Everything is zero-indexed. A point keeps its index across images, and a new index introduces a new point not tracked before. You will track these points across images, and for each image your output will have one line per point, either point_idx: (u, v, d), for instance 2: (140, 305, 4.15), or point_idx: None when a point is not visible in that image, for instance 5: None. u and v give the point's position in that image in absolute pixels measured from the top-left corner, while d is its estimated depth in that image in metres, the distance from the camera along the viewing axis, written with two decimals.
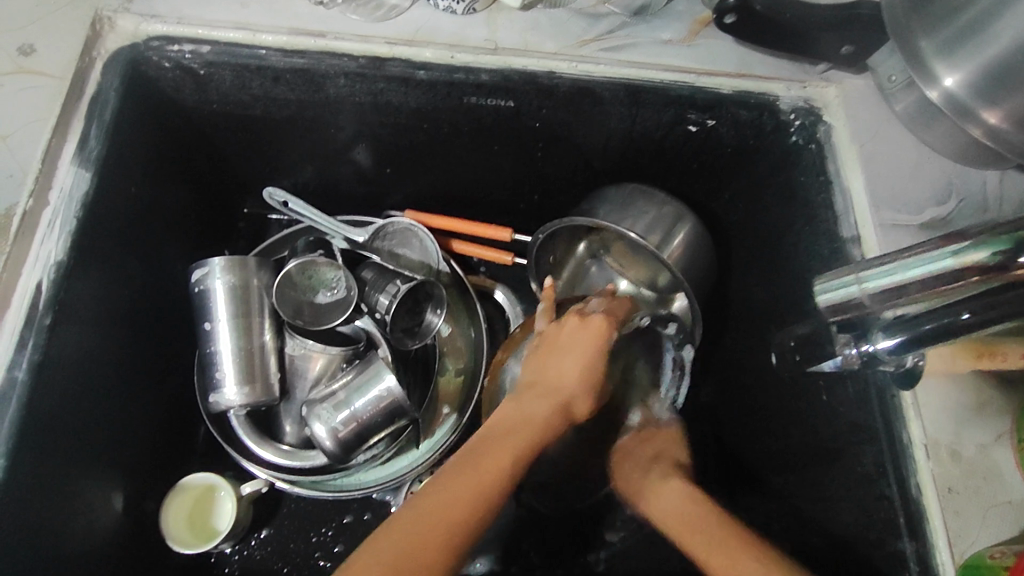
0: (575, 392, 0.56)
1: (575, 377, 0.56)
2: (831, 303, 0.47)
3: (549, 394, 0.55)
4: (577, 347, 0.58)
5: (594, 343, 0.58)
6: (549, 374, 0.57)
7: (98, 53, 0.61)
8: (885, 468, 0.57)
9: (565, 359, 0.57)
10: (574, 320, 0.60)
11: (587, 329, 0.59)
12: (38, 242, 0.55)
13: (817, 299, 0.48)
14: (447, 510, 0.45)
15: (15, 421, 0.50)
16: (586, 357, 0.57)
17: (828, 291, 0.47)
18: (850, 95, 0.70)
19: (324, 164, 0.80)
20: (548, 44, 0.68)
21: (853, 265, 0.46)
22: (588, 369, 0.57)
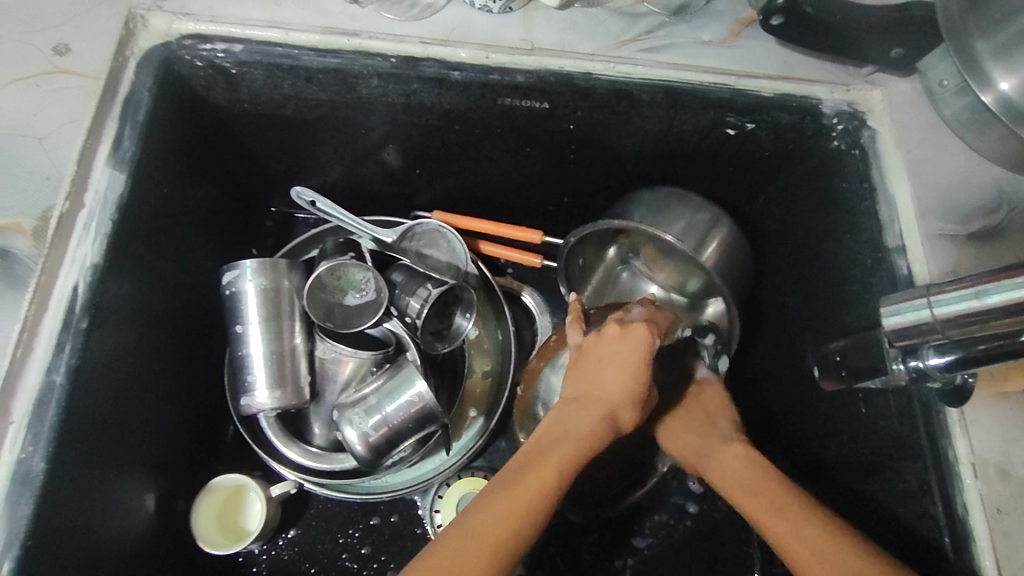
0: (621, 405, 0.55)
1: (618, 390, 0.55)
2: (896, 326, 0.47)
3: (594, 405, 0.55)
4: (617, 358, 0.56)
5: (638, 355, 0.55)
6: (591, 385, 0.56)
7: (131, 52, 0.61)
8: (930, 485, 0.56)
9: (606, 370, 0.56)
10: (616, 329, 0.57)
11: (630, 341, 0.56)
12: (74, 244, 0.54)
13: (884, 322, 0.48)
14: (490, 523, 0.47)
15: (53, 424, 0.50)
16: (627, 367, 0.55)
17: (896, 312, 0.47)
18: (896, 99, 0.68)
19: (353, 164, 0.79)
20: (586, 44, 0.66)
21: (925, 289, 0.46)
22: (633, 381, 0.55)
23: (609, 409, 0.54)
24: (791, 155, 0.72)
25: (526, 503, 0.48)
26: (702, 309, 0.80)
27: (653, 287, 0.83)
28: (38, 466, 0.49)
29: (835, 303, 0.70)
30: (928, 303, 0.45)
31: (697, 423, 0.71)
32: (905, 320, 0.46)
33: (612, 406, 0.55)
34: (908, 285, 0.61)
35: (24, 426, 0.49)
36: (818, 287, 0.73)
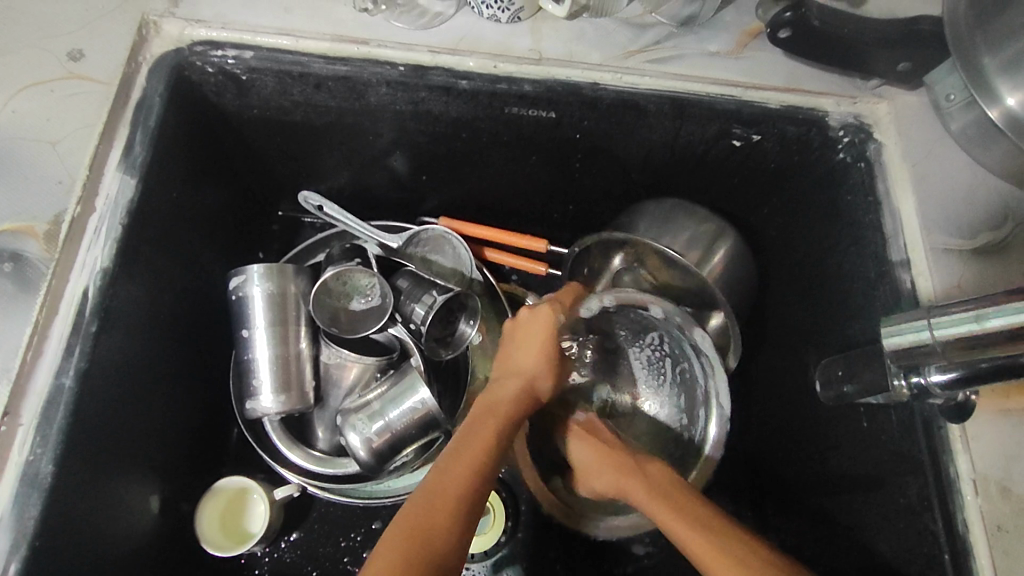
0: (534, 372, 0.63)
1: (532, 365, 0.63)
2: (897, 346, 0.50)
3: (512, 383, 0.63)
4: (526, 337, 0.64)
5: (546, 332, 0.64)
6: (507, 366, 0.64)
7: (144, 58, 0.62)
8: (931, 501, 0.56)
9: (517, 347, 0.64)
10: (523, 313, 0.65)
11: (537, 322, 0.64)
12: (85, 249, 0.55)
13: (886, 341, 0.51)
14: (444, 489, 0.50)
15: (61, 426, 0.50)
16: (535, 341, 0.64)
17: (897, 332, 0.50)
18: (902, 112, 0.68)
19: (360, 169, 0.80)
20: (593, 55, 0.66)
21: (927, 312, 0.48)
22: (544, 354, 0.63)
23: (525, 377, 0.63)
24: (797, 166, 0.72)
25: (460, 481, 0.51)
26: (704, 324, 0.80)
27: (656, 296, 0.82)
28: (47, 468, 0.49)
29: (839, 315, 0.70)
30: (929, 325, 0.47)
31: (615, 450, 0.65)
32: (906, 340, 0.49)
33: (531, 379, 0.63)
34: (912, 299, 0.61)
35: (34, 428, 0.50)
36: (822, 298, 0.73)
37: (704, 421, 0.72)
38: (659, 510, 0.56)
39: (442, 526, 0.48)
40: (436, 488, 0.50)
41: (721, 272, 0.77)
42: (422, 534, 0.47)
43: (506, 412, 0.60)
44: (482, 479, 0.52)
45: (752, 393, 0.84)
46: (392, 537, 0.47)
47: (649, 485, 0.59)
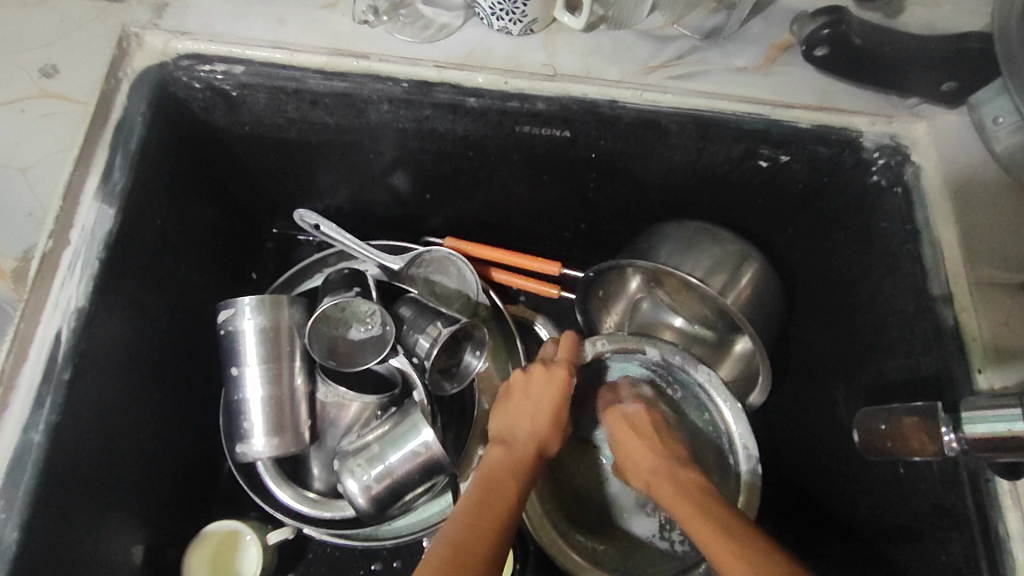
0: (546, 436, 0.60)
1: (546, 426, 0.60)
2: (982, 434, 0.45)
3: (526, 444, 0.59)
4: (540, 397, 0.60)
5: (562, 392, 0.61)
6: (517, 423, 0.60)
7: (124, 74, 0.57)
8: (978, 563, 0.51)
9: (527, 407, 0.60)
10: (541, 370, 0.61)
11: (553, 379, 0.61)
12: (58, 286, 0.50)
13: (963, 426, 0.45)
14: (471, 543, 0.48)
15: (29, 488, 0.46)
16: (550, 405, 0.60)
17: (981, 419, 0.45)
18: (942, 132, 0.63)
19: (360, 187, 0.75)
20: (612, 71, 0.61)
21: (1020, 400, 0.44)
22: (558, 415, 0.60)
23: (537, 440, 0.59)
24: (826, 188, 0.67)
25: (486, 538, 0.49)
26: (730, 347, 0.77)
27: (677, 319, 0.80)
28: (12, 535, 0.45)
29: (873, 350, 0.65)
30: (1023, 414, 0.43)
31: (656, 449, 0.64)
32: (995, 430, 0.44)
33: (544, 440, 0.60)
34: (956, 339, 0.56)
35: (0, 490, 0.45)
36: (854, 330, 0.68)
37: (733, 474, 0.66)
38: (684, 509, 0.55)
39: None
40: (462, 542, 0.48)
41: (747, 299, 0.71)
42: None
43: (523, 473, 0.56)
44: (505, 539, 0.50)
45: (779, 424, 0.80)
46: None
47: (676, 487, 0.59)
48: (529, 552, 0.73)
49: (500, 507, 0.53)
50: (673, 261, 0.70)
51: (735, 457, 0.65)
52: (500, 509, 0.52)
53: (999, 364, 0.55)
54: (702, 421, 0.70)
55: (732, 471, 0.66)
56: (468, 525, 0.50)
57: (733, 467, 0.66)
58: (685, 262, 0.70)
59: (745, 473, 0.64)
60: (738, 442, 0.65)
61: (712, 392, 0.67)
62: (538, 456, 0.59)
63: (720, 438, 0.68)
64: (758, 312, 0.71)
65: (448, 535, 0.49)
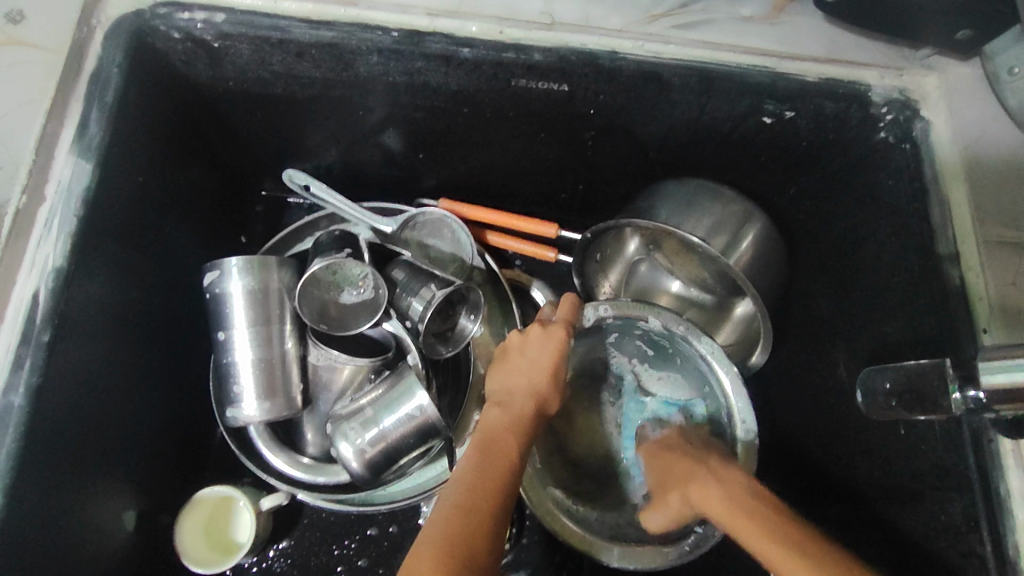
0: (546, 395, 0.58)
1: (543, 384, 0.58)
2: (1002, 385, 0.42)
3: (524, 401, 0.57)
4: (537, 357, 0.59)
5: (560, 349, 0.59)
6: (514, 381, 0.58)
7: (97, 22, 0.53)
8: (979, 522, 0.51)
9: (524, 368, 0.59)
10: (537, 328, 0.60)
11: (551, 337, 0.60)
12: (34, 246, 0.48)
13: (983, 377, 0.43)
14: (473, 504, 0.48)
15: (10, 451, 0.45)
16: (548, 365, 0.58)
17: (1003, 369, 0.42)
18: (953, 86, 0.61)
19: (349, 146, 0.72)
20: (612, 20, 0.58)
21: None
22: (555, 373, 0.59)
23: (536, 401, 0.58)
24: (831, 145, 0.65)
25: (486, 498, 0.48)
26: (730, 311, 0.76)
27: (675, 284, 0.78)
28: None
29: (874, 310, 0.64)
30: None
31: (683, 458, 0.58)
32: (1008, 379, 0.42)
33: (543, 397, 0.58)
34: (962, 299, 0.55)
35: None
36: (856, 292, 0.66)
37: (730, 445, 0.65)
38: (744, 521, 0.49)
39: (475, 542, 0.45)
40: (462, 504, 0.47)
41: (749, 261, 0.69)
42: (457, 548, 0.44)
43: (522, 431, 0.55)
44: (505, 500, 0.50)
45: (778, 388, 0.79)
46: (427, 542, 0.44)
47: (723, 497, 0.52)
48: (525, 516, 0.73)
49: (500, 464, 0.52)
50: (674, 222, 0.68)
51: (733, 429, 0.64)
52: (500, 467, 0.51)
53: (1005, 324, 0.54)
54: (703, 391, 0.69)
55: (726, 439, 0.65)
56: (468, 483, 0.49)
57: (729, 440, 0.65)
58: (686, 223, 0.68)
59: (741, 445, 0.63)
60: (738, 417, 0.64)
61: (711, 361, 0.65)
62: (536, 415, 0.57)
63: (718, 406, 0.67)
64: (759, 274, 0.70)
65: (449, 497, 0.49)
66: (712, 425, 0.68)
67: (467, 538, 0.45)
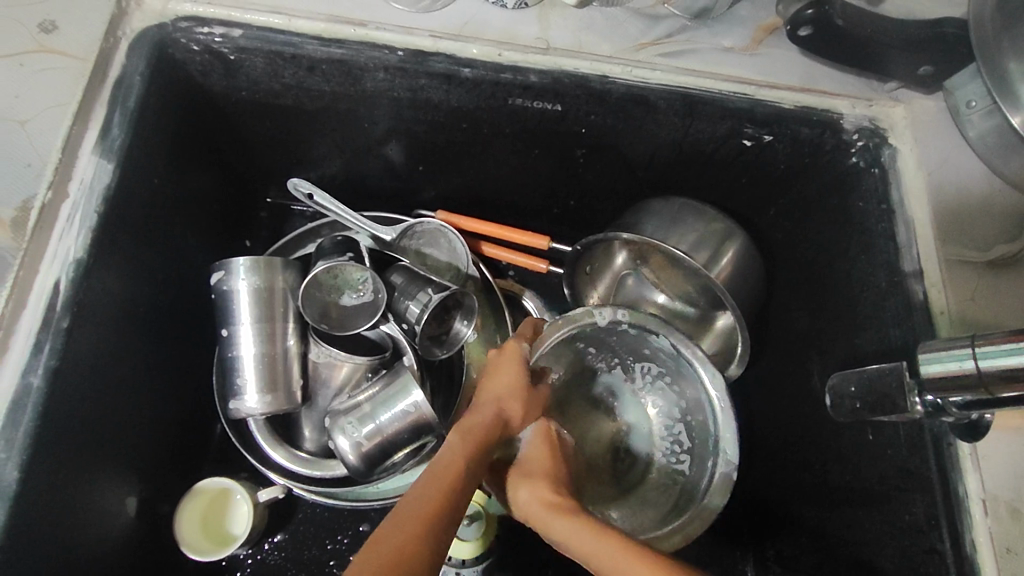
0: (509, 404, 0.55)
1: (505, 395, 0.56)
2: (935, 373, 0.46)
3: (484, 412, 0.55)
4: (496, 374, 0.58)
5: (517, 363, 0.58)
6: (477, 399, 0.56)
7: (123, 33, 0.57)
8: (938, 521, 0.54)
9: (486, 383, 0.57)
10: (490, 348, 0.59)
11: (507, 354, 0.59)
12: (57, 237, 0.52)
13: (920, 368, 0.47)
14: (420, 505, 0.44)
15: (28, 429, 0.48)
16: (508, 378, 0.57)
17: (936, 360, 0.47)
18: (918, 117, 0.65)
19: (354, 157, 0.76)
20: (603, 46, 0.63)
21: (971, 339, 0.45)
22: (517, 384, 0.57)
23: (498, 411, 0.55)
24: (806, 169, 0.69)
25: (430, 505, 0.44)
26: (711, 324, 0.80)
27: (661, 296, 0.82)
28: (11, 475, 0.47)
29: (846, 323, 0.68)
30: (973, 353, 0.45)
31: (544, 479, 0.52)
32: (946, 367, 0.46)
33: (501, 402, 0.56)
34: (924, 312, 0.59)
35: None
36: (829, 305, 0.70)
37: (709, 474, 0.65)
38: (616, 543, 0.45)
39: (416, 541, 0.41)
40: (408, 506, 0.44)
41: (729, 276, 0.73)
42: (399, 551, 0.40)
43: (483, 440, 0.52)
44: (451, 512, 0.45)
45: (758, 399, 0.82)
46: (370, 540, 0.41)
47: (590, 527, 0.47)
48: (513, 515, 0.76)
49: (450, 471, 0.47)
50: (660, 236, 0.72)
51: (715, 457, 0.64)
52: (447, 472, 0.47)
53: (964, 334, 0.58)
54: (694, 408, 0.69)
55: (708, 471, 0.65)
56: (416, 490, 0.45)
57: (711, 467, 0.65)
58: (670, 236, 0.72)
59: (721, 471, 0.63)
60: (721, 438, 0.64)
61: (697, 366, 0.66)
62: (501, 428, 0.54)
63: (702, 410, 0.68)
64: (739, 288, 0.74)
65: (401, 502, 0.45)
66: (702, 445, 0.68)
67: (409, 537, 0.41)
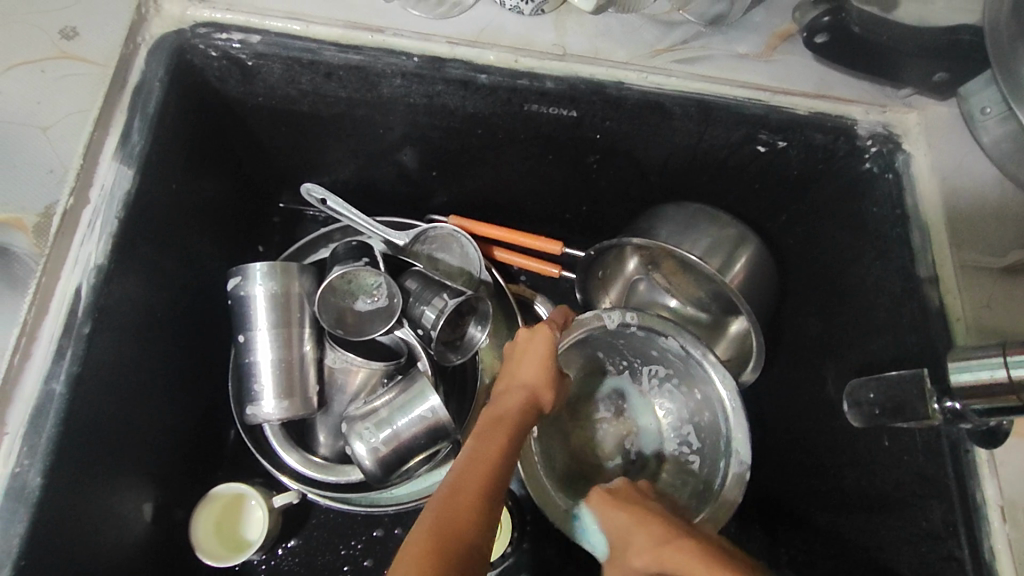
0: (538, 387, 0.58)
1: (533, 379, 0.58)
2: (967, 382, 0.46)
3: (516, 395, 0.58)
4: (525, 356, 0.59)
5: (548, 344, 0.59)
6: (508, 380, 0.59)
7: (142, 39, 0.58)
8: (957, 527, 0.54)
9: (516, 365, 0.59)
10: (520, 335, 0.60)
11: (535, 335, 0.60)
12: (78, 243, 0.52)
13: (951, 377, 0.47)
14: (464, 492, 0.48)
15: (50, 436, 0.48)
16: (537, 361, 0.59)
17: (969, 368, 0.47)
18: (932, 123, 0.66)
19: (367, 163, 0.76)
20: (619, 52, 0.63)
21: (1003, 348, 0.46)
22: (547, 367, 0.59)
23: (529, 396, 0.58)
24: (820, 175, 0.70)
25: (473, 492, 0.48)
26: (724, 328, 0.80)
27: (672, 301, 0.82)
28: (34, 480, 0.47)
29: (861, 328, 0.68)
30: (1004, 361, 0.45)
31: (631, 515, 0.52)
32: (978, 376, 0.46)
33: (534, 390, 0.58)
34: (940, 317, 0.59)
35: (22, 437, 0.47)
36: (843, 310, 0.70)
37: (722, 471, 0.65)
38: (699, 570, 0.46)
39: (464, 533, 0.45)
40: (452, 492, 0.47)
41: (742, 282, 0.73)
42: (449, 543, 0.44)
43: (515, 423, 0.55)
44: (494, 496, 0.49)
45: (770, 403, 0.82)
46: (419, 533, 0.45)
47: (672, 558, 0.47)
48: (525, 521, 0.76)
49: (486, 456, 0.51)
50: (674, 241, 0.72)
51: (729, 456, 0.64)
52: (485, 460, 0.50)
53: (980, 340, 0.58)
54: (703, 409, 0.69)
55: (722, 467, 0.65)
56: (458, 478, 0.48)
57: (724, 465, 0.65)
58: (684, 241, 0.72)
59: (733, 471, 0.63)
60: (734, 438, 0.64)
61: (707, 367, 0.66)
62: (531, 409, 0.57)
63: (714, 413, 0.67)
64: (753, 294, 0.74)
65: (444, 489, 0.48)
66: (713, 443, 0.68)
67: (456, 527, 0.45)
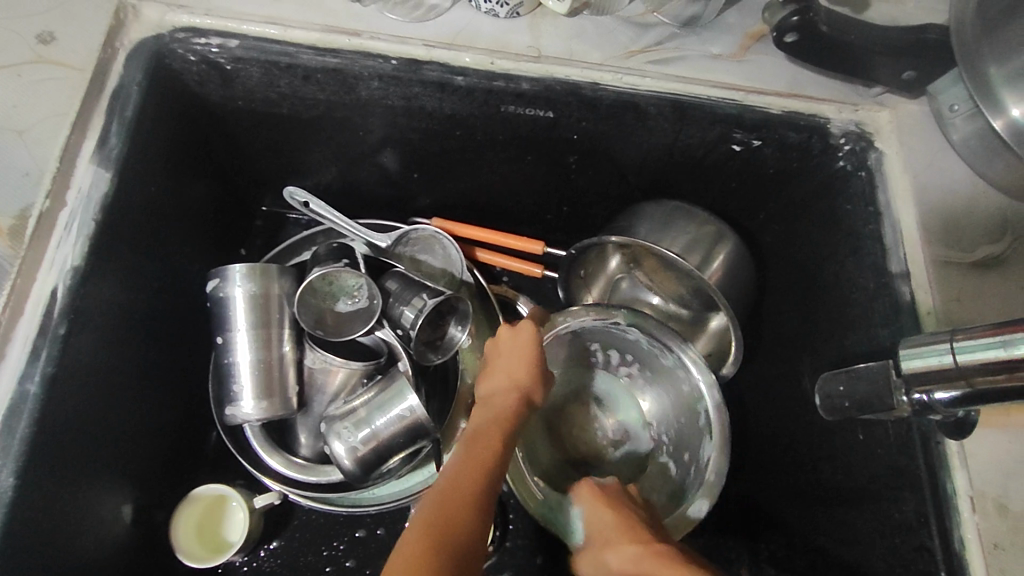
0: (526, 383, 0.59)
1: (520, 375, 0.60)
2: (917, 368, 0.47)
3: (504, 395, 0.59)
4: (510, 355, 0.61)
5: (532, 341, 0.61)
6: (496, 381, 0.60)
7: (121, 44, 0.58)
8: (927, 518, 0.55)
9: (502, 364, 0.61)
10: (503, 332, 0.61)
11: (519, 332, 0.61)
12: (55, 246, 0.52)
13: (903, 364, 0.48)
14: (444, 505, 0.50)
15: (25, 435, 0.48)
16: (522, 360, 0.60)
17: (920, 355, 0.47)
18: (904, 121, 0.66)
19: (349, 166, 0.77)
20: (593, 54, 0.64)
21: (952, 334, 0.47)
22: (532, 363, 0.60)
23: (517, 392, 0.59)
24: (795, 173, 0.70)
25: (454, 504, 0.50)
26: (705, 324, 0.80)
27: (654, 298, 0.83)
28: (8, 481, 0.47)
29: (836, 324, 0.68)
30: (951, 348, 0.46)
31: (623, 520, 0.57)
32: (927, 363, 0.47)
33: (522, 386, 0.59)
34: (911, 312, 0.60)
35: None
36: (819, 306, 0.71)
37: (705, 456, 0.67)
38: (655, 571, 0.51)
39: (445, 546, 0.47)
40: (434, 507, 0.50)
41: (719, 280, 0.74)
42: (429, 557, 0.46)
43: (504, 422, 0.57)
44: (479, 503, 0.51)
45: (751, 401, 0.83)
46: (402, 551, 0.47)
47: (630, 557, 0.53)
48: (508, 520, 0.76)
49: (474, 461, 0.54)
50: (652, 240, 0.73)
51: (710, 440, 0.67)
52: (469, 467, 0.53)
53: None
54: (684, 402, 0.71)
55: (705, 455, 0.68)
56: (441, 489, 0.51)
57: (706, 449, 0.67)
58: (663, 240, 0.73)
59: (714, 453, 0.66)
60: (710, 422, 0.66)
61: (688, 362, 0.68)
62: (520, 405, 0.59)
63: (693, 403, 0.69)
64: (731, 292, 0.75)
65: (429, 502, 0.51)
66: (694, 434, 0.70)
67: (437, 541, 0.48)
